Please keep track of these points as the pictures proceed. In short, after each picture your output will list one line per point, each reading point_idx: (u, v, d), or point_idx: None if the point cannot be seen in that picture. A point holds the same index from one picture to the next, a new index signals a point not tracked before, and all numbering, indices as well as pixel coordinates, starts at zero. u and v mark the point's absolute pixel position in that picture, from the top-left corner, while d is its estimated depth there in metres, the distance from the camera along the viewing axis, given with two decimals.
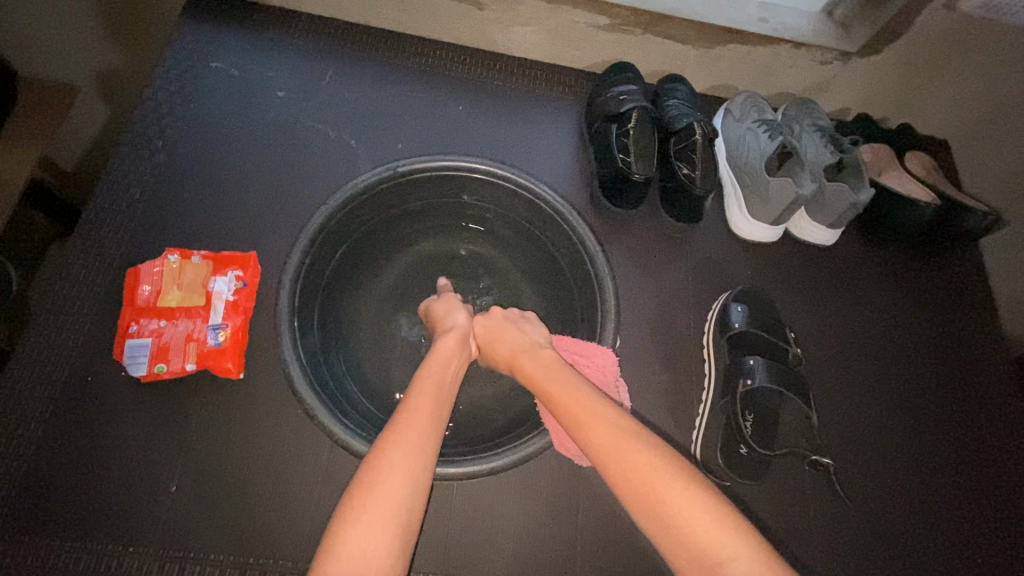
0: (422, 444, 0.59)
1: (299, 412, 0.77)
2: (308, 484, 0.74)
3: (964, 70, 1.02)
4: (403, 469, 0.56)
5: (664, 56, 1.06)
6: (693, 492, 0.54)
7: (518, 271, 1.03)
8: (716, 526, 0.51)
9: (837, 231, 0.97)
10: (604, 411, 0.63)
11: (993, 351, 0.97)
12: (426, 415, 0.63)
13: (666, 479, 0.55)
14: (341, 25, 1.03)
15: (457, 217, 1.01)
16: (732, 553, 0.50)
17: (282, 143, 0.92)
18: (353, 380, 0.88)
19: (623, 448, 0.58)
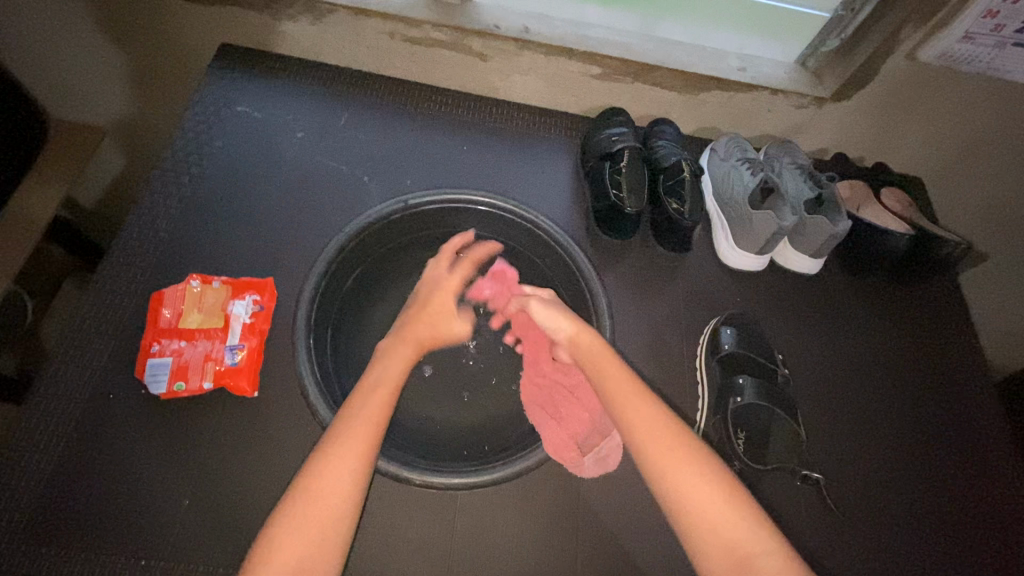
0: (345, 474, 0.63)
1: (310, 428, 0.80)
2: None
3: (929, 113, 1.11)
4: (320, 506, 0.61)
5: (653, 100, 1.15)
6: (717, 488, 0.62)
7: None
8: (749, 524, 0.59)
9: (820, 260, 1.03)
10: (644, 402, 0.70)
11: (973, 373, 1.02)
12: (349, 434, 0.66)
13: (690, 470, 0.63)
14: (356, 74, 1.12)
15: None
16: (763, 547, 0.58)
17: (299, 178, 1.00)
18: None
19: (657, 435, 0.66)
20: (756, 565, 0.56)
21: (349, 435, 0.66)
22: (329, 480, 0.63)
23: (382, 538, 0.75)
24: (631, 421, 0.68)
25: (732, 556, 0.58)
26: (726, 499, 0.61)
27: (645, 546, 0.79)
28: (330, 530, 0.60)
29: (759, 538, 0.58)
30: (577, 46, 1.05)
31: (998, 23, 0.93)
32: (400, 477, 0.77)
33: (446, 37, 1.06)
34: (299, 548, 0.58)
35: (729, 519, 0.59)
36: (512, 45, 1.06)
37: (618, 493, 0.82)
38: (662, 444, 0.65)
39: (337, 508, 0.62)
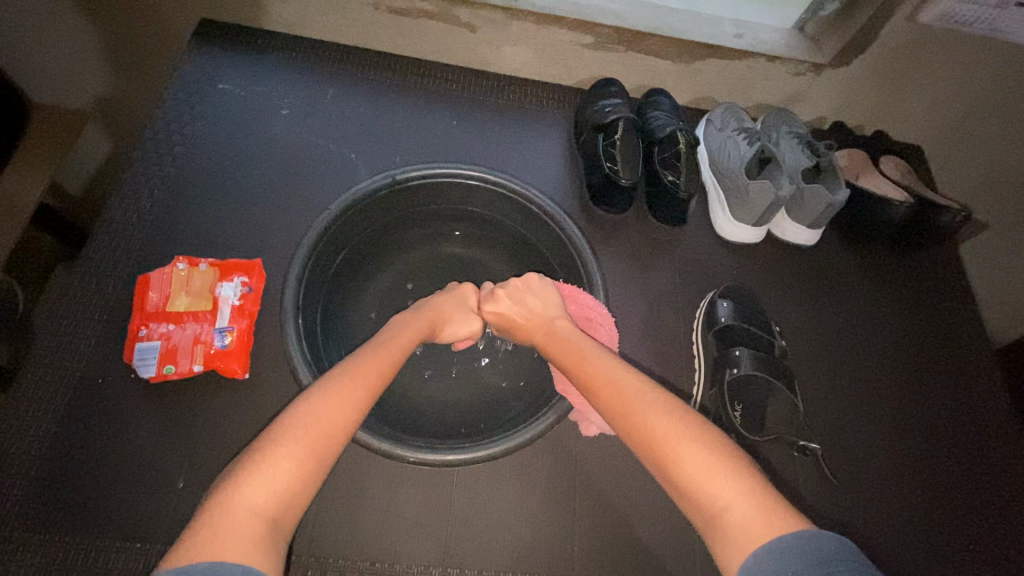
0: (351, 396, 0.64)
1: None
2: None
3: (929, 78, 1.08)
4: (332, 413, 0.61)
5: (647, 70, 1.12)
6: (689, 442, 0.59)
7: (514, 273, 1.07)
8: (720, 472, 0.56)
9: (818, 230, 1.01)
10: (615, 372, 0.70)
11: (971, 341, 1.01)
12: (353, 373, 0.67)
13: (660, 424, 0.62)
14: (342, 48, 1.09)
15: (455, 223, 1.06)
16: (732, 498, 0.54)
17: (285, 156, 0.97)
18: None
19: (623, 401, 0.66)
20: (725, 519, 0.53)
21: (359, 365, 0.69)
22: (339, 393, 0.63)
23: (379, 518, 0.75)
24: (602, 392, 0.69)
25: (705, 509, 0.55)
26: (699, 450, 0.58)
27: (644, 521, 0.79)
28: (335, 440, 0.60)
29: (727, 489, 0.55)
30: (568, 14, 1.02)
31: None
32: (391, 454, 0.76)
33: (433, 7, 1.03)
34: (300, 446, 0.57)
35: (704, 469, 0.57)
36: (501, 15, 1.03)
37: (616, 467, 0.81)
38: (633, 411, 0.65)
39: (345, 423, 0.62)
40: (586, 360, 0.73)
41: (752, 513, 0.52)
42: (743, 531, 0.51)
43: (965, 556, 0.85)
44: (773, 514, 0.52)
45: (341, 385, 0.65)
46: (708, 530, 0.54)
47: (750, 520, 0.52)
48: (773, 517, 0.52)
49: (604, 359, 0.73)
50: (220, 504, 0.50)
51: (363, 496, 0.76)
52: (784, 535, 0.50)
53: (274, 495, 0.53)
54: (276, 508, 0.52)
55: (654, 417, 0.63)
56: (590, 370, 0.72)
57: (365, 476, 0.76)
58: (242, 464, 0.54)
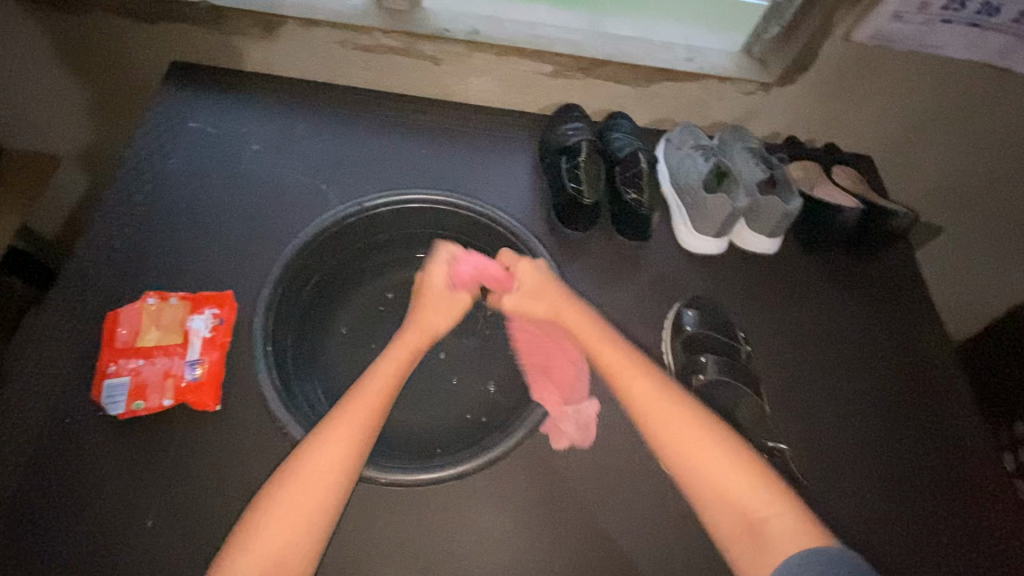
0: (342, 445, 0.71)
1: (277, 439, 0.79)
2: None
3: (871, 92, 1.15)
4: (320, 474, 0.68)
5: (607, 95, 1.18)
6: (734, 458, 0.72)
7: None
8: (760, 487, 0.70)
9: (777, 239, 1.05)
10: (652, 381, 0.79)
11: (931, 339, 1.05)
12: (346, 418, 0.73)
13: (704, 437, 0.73)
14: (313, 85, 1.13)
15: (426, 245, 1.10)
16: (772, 509, 0.68)
17: (257, 189, 0.99)
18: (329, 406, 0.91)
19: (663, 408, 0.76)
20: (767, 524, 0.67)
21: (353, 412, 0.73)
22: (330, 451, 0.70)
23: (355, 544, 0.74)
24: (638, 398, 0.78)
25: (745, 514, 0.68)
26: (739, 468, 0.71)
27: (623, 532, 0.79)
28: (329, 496, 0.68)
29: (768, 501, 0.68)
30: (527, 45, 1.07)
31: (923, 2, 0.96)
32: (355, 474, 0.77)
33: (399, 43, 1.07)
34: (299, 506, 0.66)
35: (744, 482, 0.70)
36: (464, 48, 1.08)
37: (592, 480, 0.82)
38: (676, 420, 0.75)
39: (338, 479, 0.69)
40: (618, 366, 0.81)
41: (791, 523, 0.66)
42: (779, 546, 0.65)
43: (935, 546, 0.88)
44: (808, 525, 0.66)
45: (334, 433, 0.71)
46: (740, 532, 0.68)
47: (791, 530, 0.65)
48: (810, 527, 0.66)
49: (636, 364, 0.81)
50: (233, 558, 0.63)
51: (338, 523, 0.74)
52: (815, 545, 0.64)
53: (284, 549, 0.64)
54: (280, 556, 0.64)
55: (694, 430, 0.74)
56: (636, 385, 0.78)
57: None
58: (255, 518, 0.66)
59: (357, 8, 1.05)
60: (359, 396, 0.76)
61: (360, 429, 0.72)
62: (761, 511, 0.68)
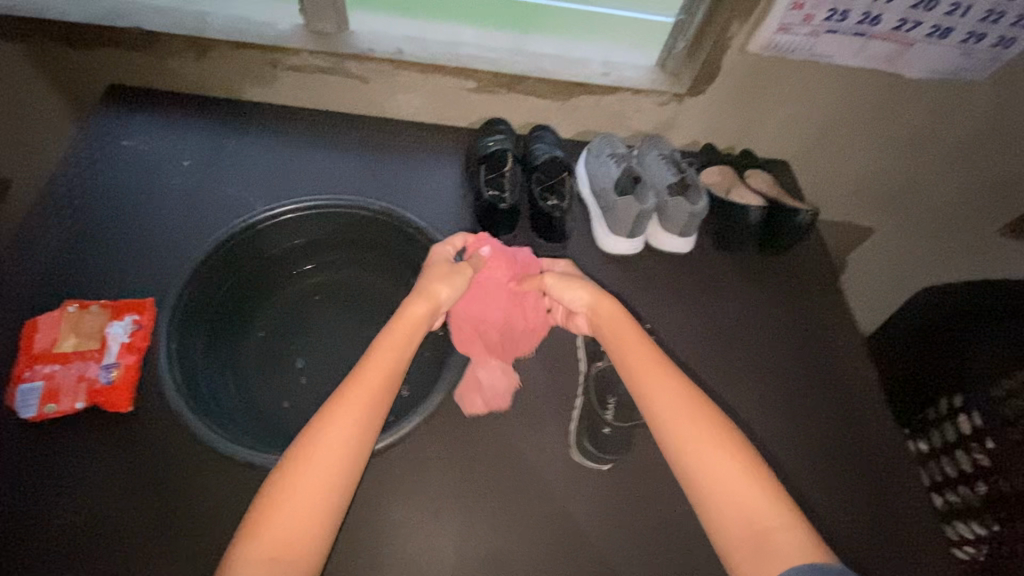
0: (342, 450, 0.70)
1: (187, 439, 0.80)
2: (189, 508, 0.76)
3: (777, 101, 1.22)
4: (327, 461, 0.69)
5: (530, 109, 1.24)
6: (744, 470, 0.73)
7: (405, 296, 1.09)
8: (771, 502, 0.70)
9: (690, 238, 1.11)
10: (671, 385, 0.80)
11: (840, 331, 1.10)
12: (346, 420, 0.72)
13: (716, 447, 0.74)
14: (247, 106, 1.18)
15: (333, 250, 1.10)
16: (780, 524, 0.68)
17: (184, 202, 1.03)
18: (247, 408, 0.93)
19: (685, 415, 0.77)
20: (774, 537, 0.67)
21: (357, 397, 0.74)
22: (337, 438, 0.71)
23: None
24: (658, 402, 0.79)
25: (756, 528, 0.68)
26: (750, 480, 0.72)
27: (533, 519, 0.81)
28: (336, 484, 0.68)
29: (778, 517, 0.69)
30: (448, 63, 1.13)
31: (807, 14, 1.04)
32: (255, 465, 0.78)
33: (326, 63, 1.13)
34: (308, 495, 0.67)
35: (753, 495, 0.71)
36: (389, 67, 1.14)
37: (500, 470, 0.85)
38: (694, 427, 0.76)
39: (344, 467, 0.70)
40: (642, 367, 0.82)
41: (799, 542, 0.66)
42: (781, 546, 0.66)
43: (847, 526, 0.90)
44: (815, 545, 0.66)
45: (334, 435, 0.71)
46: (747, 543, 0.68)
47: (799, 547, 0.66)
48: (819, 547, 0.66)
49: (656, 367, 0.82)
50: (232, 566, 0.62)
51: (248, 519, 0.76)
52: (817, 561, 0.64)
53: (294, 536, 0.64)
54: (284, 559, 0.63)
55: (706, 440, 0.75)
56: (653, 380, 0.81)
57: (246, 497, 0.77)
58: (255, 523, 0.65)
59: (284, 31, 1.10)
60: (356, 395, 0.74)
61: (360, 429, 0.72)
62: (765, 509, 0.70)
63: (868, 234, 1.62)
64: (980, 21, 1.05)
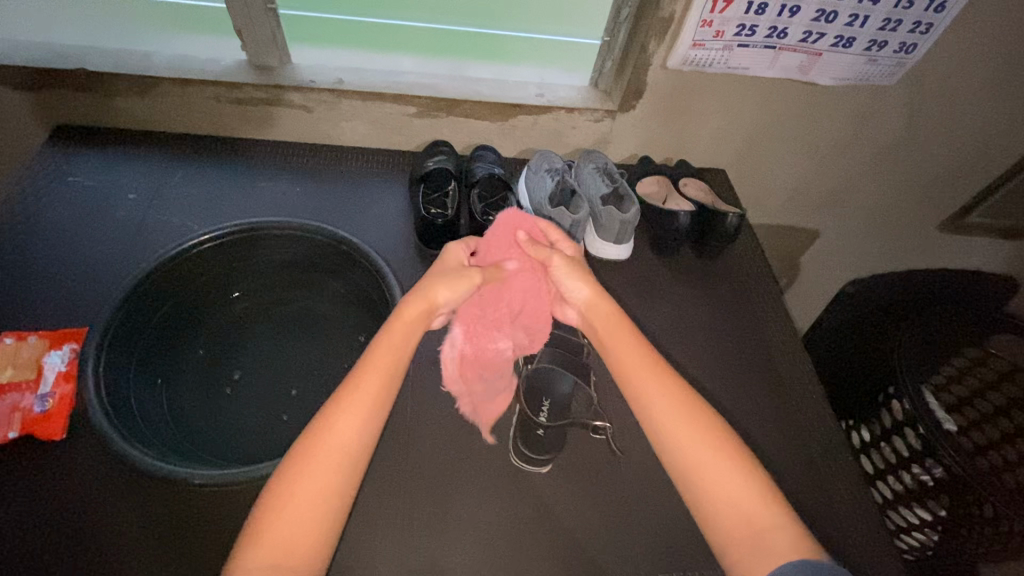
0: (346, 452, 0.73)
1: (113, 464, 0.79)
2: (115, 532, 0.74)
3: (705, 113, 1.29)
4: (327, 466, 0.72)
5: (471, 131, 1.29)
6: (736, 471, 0.77)
7: (347, 315, 1.12)
8: (763, 502, 0.75)
9: (626, 246, 1.14)
10: (668, 387, 0.84)
11: (779, 327, 1.14)
12: (347, 423, 0.75)
13: (708, 446, 0.79)
14: (191, 142, 1.22)
15: (276, 271, 1.12)
16: (775, 523, 0.73)
17: (128, 233, 1.05)
18: (179, 431, 0.94)
19: (677, 416, 0.81)
20: (766, 532, 0.72)
21: (361, 405, 0.76)
22: (338, 445, 0.73)
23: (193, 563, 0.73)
24: (654, 403, 0.83)
25: (752, 526, 0.73)
26: (744, 479, 0.76)
27: (473, 527, 0.81)
28: (334, 491, 0.71)
29: (772, 517, 0.74)
30: (386, 90, 1.18)
31: (717, 31, 1.10)
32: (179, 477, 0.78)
33: (269, 95, 1.17)
34: (308, 502, 0.69)
35: (745, 494, 0.76)
36: (330, 95, 1.18)
37: (439, 479, 0.85)
38: (687, 427, 0.80)
39: (341, 479, 0.72)
40: (639, 371, 0.86)
41: (789, 539, 0.71)
42: (772, 543, 0.71)
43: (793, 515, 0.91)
44: (802, 544, 0.71)
45: (334, 437, 0.73)
46: (741, 538, 0.73)
47: (789, 544, 0.71)
48: (808, 543, 0.72)
49: (652, 368, 0.86)
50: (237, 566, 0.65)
51: (176, 544, 0.74)
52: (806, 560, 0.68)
53: (290, 543, 0.67)
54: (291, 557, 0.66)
55: (699, 440, 0.79)
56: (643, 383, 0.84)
57: (172, 517, 0.76)
58: (261, 523, 0.68)
59: (226, 66, 1.14)
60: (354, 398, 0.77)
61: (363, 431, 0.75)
62: (754, 502, 0.75)
63: (815, 235, 1.68)
64: (879, 30, 1.13)
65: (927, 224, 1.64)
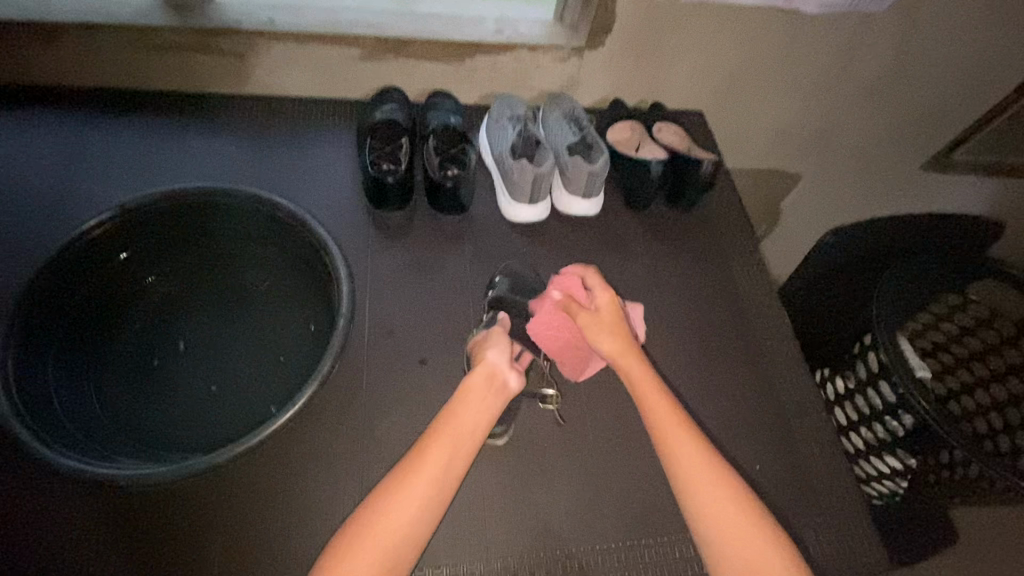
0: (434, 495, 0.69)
1: (39, 465, 0.72)
2: (38, 546, 0.68)
3: (680, 48, 1.18)
4: (409, 504, 0.67)
5: (425, 75, 1.16)
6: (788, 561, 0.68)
7: (291, 286, 1.04)
8: None
9: (595, 199, 1.07)
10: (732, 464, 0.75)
11: (757, 282, 1.09)
12: (434, 465, 0.70)
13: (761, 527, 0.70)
14: (104, 93, 1.08)
15: (212, 241, 1.03)
16: None
17: (38, 204, 0.93)
18: (108, 422, 0.88)
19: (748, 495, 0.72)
20: None
21: (449, 450, 0.72)
22: (425, 482, 0.69)
23: (126, 573, 0.68)
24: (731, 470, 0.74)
25: None
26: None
27: None
28: (415, 532, 0.67)
29: None
30: (325, 30, 1.05)
31: None
32: (104, 478, 0.72)
33: (191, 40, 1.03)
34: (377, 558, 0.64)
35: None
36: (261, 39, 1.04)
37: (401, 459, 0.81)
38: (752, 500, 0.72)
39: (423, 521, 0.67)
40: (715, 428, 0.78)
41: None
42: None
43: (767, 475, 0.90)
44: None
45: (425, 476, 0.69)
46: None
47: None
48: None
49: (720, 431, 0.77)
50: None
51: (107, 548, 0.69)
52: None
53: None
54: None
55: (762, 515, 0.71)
56: (680, 437, 0.75)
57: (110, 520, 0.70)
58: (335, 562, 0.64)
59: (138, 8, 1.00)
60: (441, 443, 0.72)
61: (448, 472, 0.70)
62: None
63: (797, 179, 1.58)
64: None
65: (911, 164, 1.55)
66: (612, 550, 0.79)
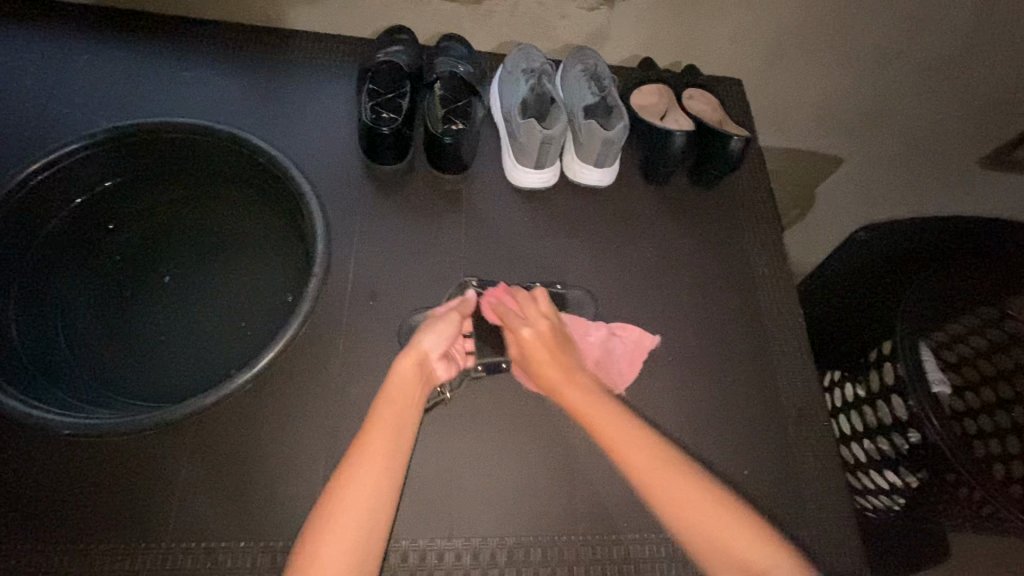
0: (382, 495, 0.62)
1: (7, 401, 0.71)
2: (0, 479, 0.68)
3: (722, 5, 1.05)
4: (361, 504, 0.61)
5: (438, 16, 1.06)
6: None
7: (275, 230, 0.96)
8: None
9: (608, 169, 0.98)
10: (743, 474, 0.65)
11: (775, 274, 1.00)
12: (377, 463, 0.64)
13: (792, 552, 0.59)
14: (92, 8, 1.00)
15: (198, 178, 0.98)
16: None
17: (20, 127, 0.89)
18: (74, 358, 0.83)
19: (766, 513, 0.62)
20: None
21: (396, 444, 0.66)
22: (372, 477, 0.62)
23: (85, 516, 0.68)
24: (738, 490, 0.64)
25: None
26: None
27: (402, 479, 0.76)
28: (373, 532, 0.60)
29: None
30: None
31: None
32: (64, 421, 0.71)
33: None
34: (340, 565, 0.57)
35: None
36: None
37: None
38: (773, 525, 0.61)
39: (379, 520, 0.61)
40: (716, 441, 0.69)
41: None
42: None
43: (758, 481, 0.84)
44: None
45: (370, 473, 0.62)
46: None
47: None
48: None
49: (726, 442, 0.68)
50: None
51: (69, 491, 0.69)
52: None
53: None
54: None
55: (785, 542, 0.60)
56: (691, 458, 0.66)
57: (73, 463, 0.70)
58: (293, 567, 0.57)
59: None
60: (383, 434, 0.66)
61: (393, 468, 0.64)
62: None
63: (836, 162, 1.43)
64: None
65: (966, 156, 1.40)
66: (578, 540, 0.76)
